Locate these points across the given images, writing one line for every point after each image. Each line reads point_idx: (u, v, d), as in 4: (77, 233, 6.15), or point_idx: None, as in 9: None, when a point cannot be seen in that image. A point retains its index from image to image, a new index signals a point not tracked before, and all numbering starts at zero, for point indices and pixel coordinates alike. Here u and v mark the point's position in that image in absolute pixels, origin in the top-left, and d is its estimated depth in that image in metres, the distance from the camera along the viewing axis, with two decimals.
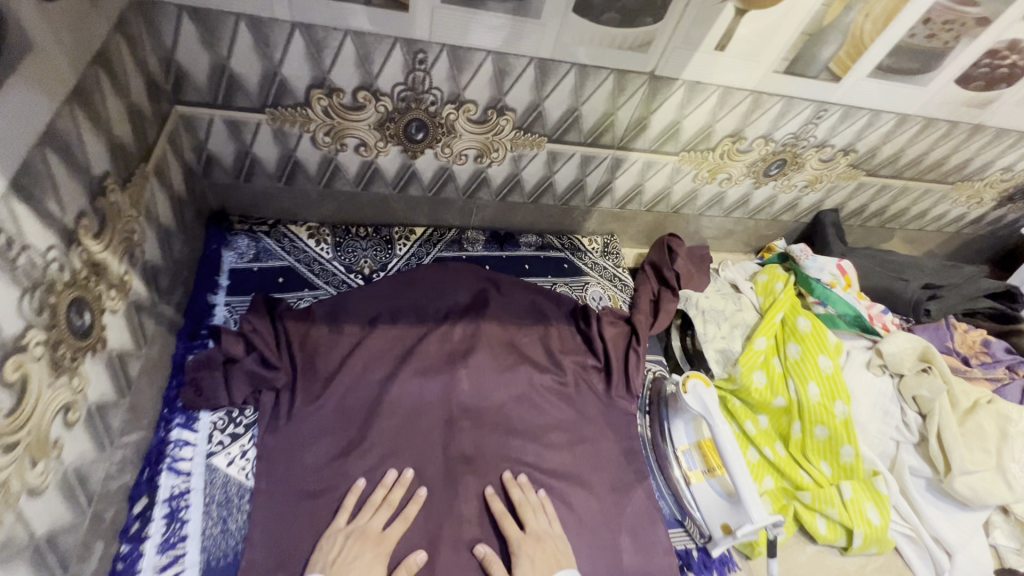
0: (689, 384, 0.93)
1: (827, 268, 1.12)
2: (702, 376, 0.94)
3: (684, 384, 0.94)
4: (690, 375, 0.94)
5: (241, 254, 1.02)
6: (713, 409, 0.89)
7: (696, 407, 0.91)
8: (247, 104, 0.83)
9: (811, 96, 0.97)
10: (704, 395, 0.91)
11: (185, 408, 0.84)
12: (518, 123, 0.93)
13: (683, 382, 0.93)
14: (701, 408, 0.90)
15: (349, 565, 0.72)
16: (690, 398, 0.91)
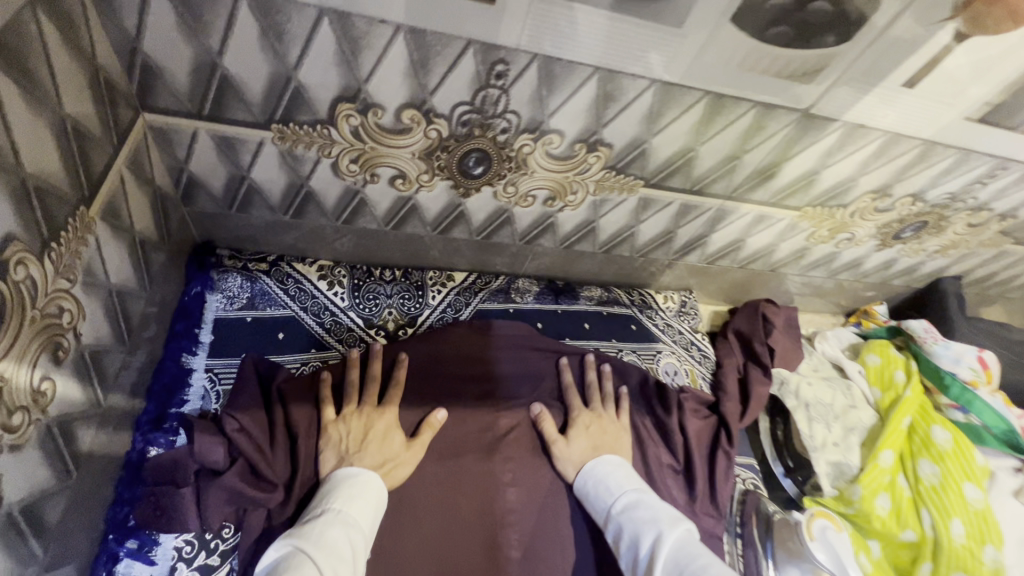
0: (814, 526, 0.74)
1: (965, 359, 0.90)
2: (829, 514, 0.76)
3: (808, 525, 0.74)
4: (815, 513, 0.75)
5: (231, 299, 0.76)
6: (849, 560, 0.72)
7: (823, 556, 0.72)
8: (245, 118, 0.59)
9: (995, 151, 0.73)
10: (835, 542, 0.73)
11: (137, 532, 0.59)
12: (611, 162, 0.69)
13: (808, 524, 0.74)
14: (832, 561, 0.71)
15: (364, 445, 0.68)
16: (817, 545, 0.72)
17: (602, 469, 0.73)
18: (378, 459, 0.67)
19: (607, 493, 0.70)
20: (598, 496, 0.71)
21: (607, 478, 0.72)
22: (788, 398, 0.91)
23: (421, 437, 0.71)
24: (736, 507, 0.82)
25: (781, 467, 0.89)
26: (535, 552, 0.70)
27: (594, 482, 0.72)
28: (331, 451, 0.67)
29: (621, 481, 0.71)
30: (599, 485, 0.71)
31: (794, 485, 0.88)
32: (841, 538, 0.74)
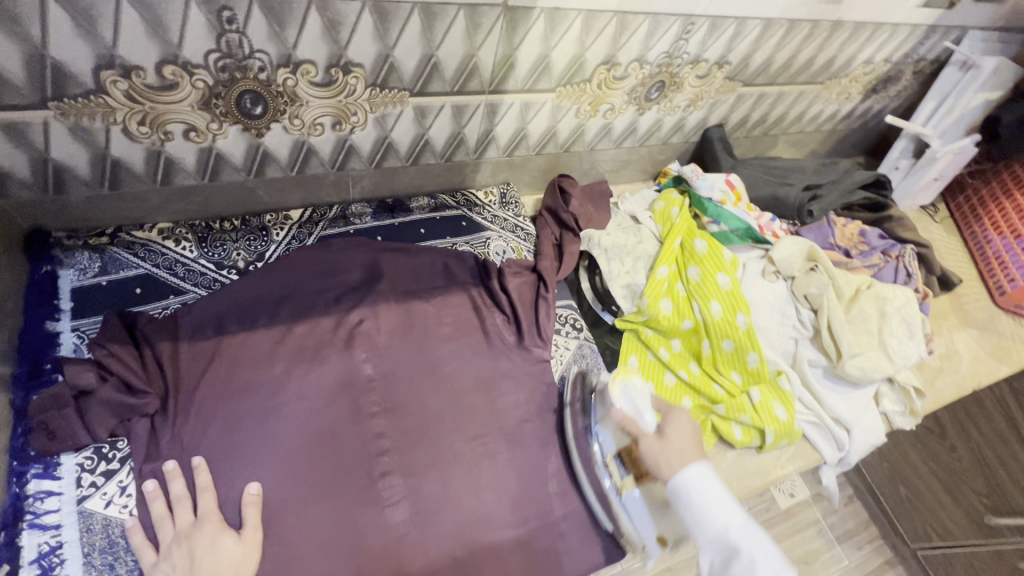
0: (618, 386, 0.91)
1: (717, 185, 1.14)
2: (633, 377, 0.93)
3: (613, 384, 0.92)
4: (619, 376, 0.92)
5: (84, 271, 0.87)
6: (644, 408, 0.87)
7: (626, 407, 0.89)
8: (20, 101, 0.67)
9: (675, 11, 0.93)
10: (635, 395, 0.90)
11: (41, 455, 0.72)
12: (371, 80, 0.83)
13: (614, 385, 0.91)
14: (634, 411, 0.88)
15: (231, 369, 0.84)
16: (620, 400, 0.89)
17: (705, 484, 0.75)
18: (246, 378, 0.84)
19: (711, 520, 0.72)
20: (701, 511, 0.73)
21: (704, 493, 0.74)
22: (593, 249, 1.12)
23: (280, 347, 0.88)
24: (568, 389, 0.96)
25: (603, 307, 1.11)
26: (396, 405, 0.89)
27: (695, 490, 0.74)
28: (201, 377, 0.83)
29: (723, 505, 0.73)
30: (702, 503, 0.73)
31: (613, 316, 1.11)
32: (642, 393, 0.90)
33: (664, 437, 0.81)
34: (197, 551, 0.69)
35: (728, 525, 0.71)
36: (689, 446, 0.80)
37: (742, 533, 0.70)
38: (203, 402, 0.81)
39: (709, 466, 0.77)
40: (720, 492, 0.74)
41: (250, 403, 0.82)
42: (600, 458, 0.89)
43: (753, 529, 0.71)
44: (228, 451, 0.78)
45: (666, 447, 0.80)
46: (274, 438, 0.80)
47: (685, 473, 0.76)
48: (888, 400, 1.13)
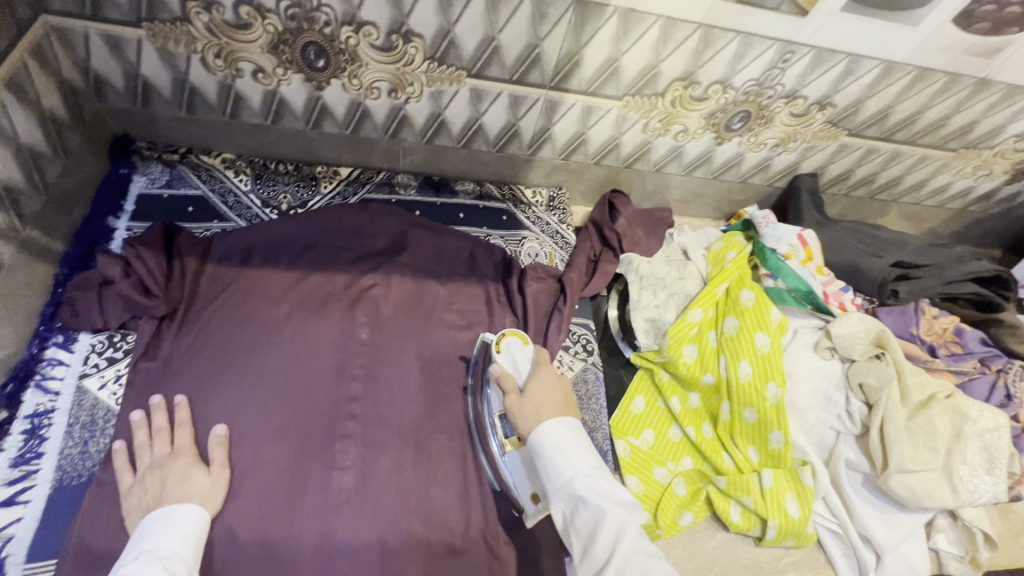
0: (502, 341, 0.86)
1: (786, 237, 1.01)
2: (520, 334, 0.87)
3: (499, 343, 0.86)
4: (506, 333, 0.86)
5: (153, 180, 0.97)
6: (522, 364, 0.83)
7: (507, 365, 0.84)
8: (121, 17, 0.77)
9: (771, 34, 0.84)
10: (516, 353, 0.85)
11: (64, 328, 0.80)
12: (429, 53, 0.84)
13: (497, 342, 0.86)
14: (512, 368, 0.83)
15: (240, 301, 0.89)
16: (501, 357, 0.84)
17: (559, 437, 0.69)
18: (250, 312, 0.88)
19: (558, 473, 0.67)
20: (552, 467, 0.67)
21: (558, 449, 0.68)
22: (629, 273, 1.04)
23: (291, 292, 0.92)
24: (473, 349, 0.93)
25: (623, 338, 1.04)
26: (376, 374, 0.89)
27: (549, 445, 0.69)
28: (213, 304, 0.88)
29: (576, 458, 0.67)
30: (554, 458, 0.68)
31: (631, 349, 1.03)
32: (525, 352, 0.85)
33: (523, 395, 0.76)
34: (168, 479, 0.70)
35: (575, 477, 0.66)
36: (550, 403, 0.74)
37: (591, 481, 0.66)
38: (207, 322, 0.86)
39: (567, 420, 0.71)
40: (577, 442, 0.69)
41: (247, 334, 0.86)
42: (488, 418, 0.86)
43: (605, 477, 0.67)
44: (212, 374, 0.82)
45: (525, 403, 0.75)
46: (256, 374, 0.83)
47: (539, 429, 0.71)
48: (944, 538, 0.91)
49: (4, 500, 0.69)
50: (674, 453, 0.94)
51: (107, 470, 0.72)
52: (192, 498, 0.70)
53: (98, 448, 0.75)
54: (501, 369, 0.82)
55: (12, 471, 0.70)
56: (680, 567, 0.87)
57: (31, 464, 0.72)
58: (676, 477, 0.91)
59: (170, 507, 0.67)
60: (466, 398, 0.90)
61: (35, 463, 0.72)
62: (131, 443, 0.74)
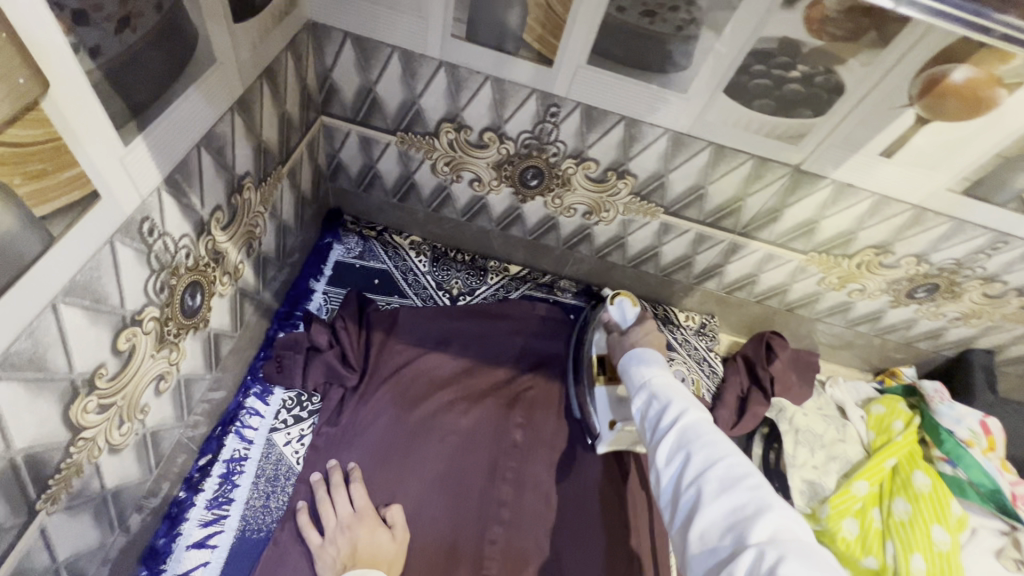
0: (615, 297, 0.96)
1: (966, 421, 0.95)
2: (632, 296, 0.96)
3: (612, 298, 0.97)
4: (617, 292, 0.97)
5: (348, 250, 1.07)
6: (629, 314, 0.92)
7: (615, 316, 0.94)
8: (382, 125, 0.88)
9: (989, 224, 0.83)
10: (626, 307, 0.93)
11: (264, 380, 0.88)
12: (636, 189, 0.89)
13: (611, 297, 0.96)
14: (619, 317, 0.93)
15: (412, 377, 0.94)
16: (612, 309, 0.94)
17: (651, 357, 0.72)
18: (420, 390, 0.93)
19: (642, 373, 0.69)
20: (636, 373, 0.70)
21: (641, 365, 0.71)
22: (781, 422, 1.02)
23: (456, 378, 0.96)
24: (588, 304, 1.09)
25: (766, 487, 0.98)
26: (526, 479, 0.89)
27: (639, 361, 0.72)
28: (390, 377, 0.93)
29: (657, 371, 0.69)
30: (640, 367, 0.71)
31: None
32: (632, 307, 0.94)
33: (624, 333, 0.86)
34: (359, 542, 0.72)
35: (655, 377, 0.67)
36: (645, 337, 0.82)
37: (661, 385, 0.66)
38: (383, 394, 0.91)
39: (654, 351, 0.75)
40: (662, 365, 0.71)
41: (414, 412, 0.90)
42: (585, 360, 0.95)
43: (682, 385, 0.66)
44: (382, 447, 0.86)
45: (623, 339, 0.84)
46: (419, 456, 0.86)
47: (632, 350, 0.76)
48: None
49: (196, 541, 0.74)
50: None
51: (283, 530, 0.76)
52: (381, 563, 0.71)
53: (274, 508, 0.80)
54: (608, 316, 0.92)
55: (206, 513, 0.76)
56: None
57: (222, 509, 0.77)
58: None
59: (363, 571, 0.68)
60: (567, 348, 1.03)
61: (225, 509, 0.78)
62: (311, 505, 0.79)
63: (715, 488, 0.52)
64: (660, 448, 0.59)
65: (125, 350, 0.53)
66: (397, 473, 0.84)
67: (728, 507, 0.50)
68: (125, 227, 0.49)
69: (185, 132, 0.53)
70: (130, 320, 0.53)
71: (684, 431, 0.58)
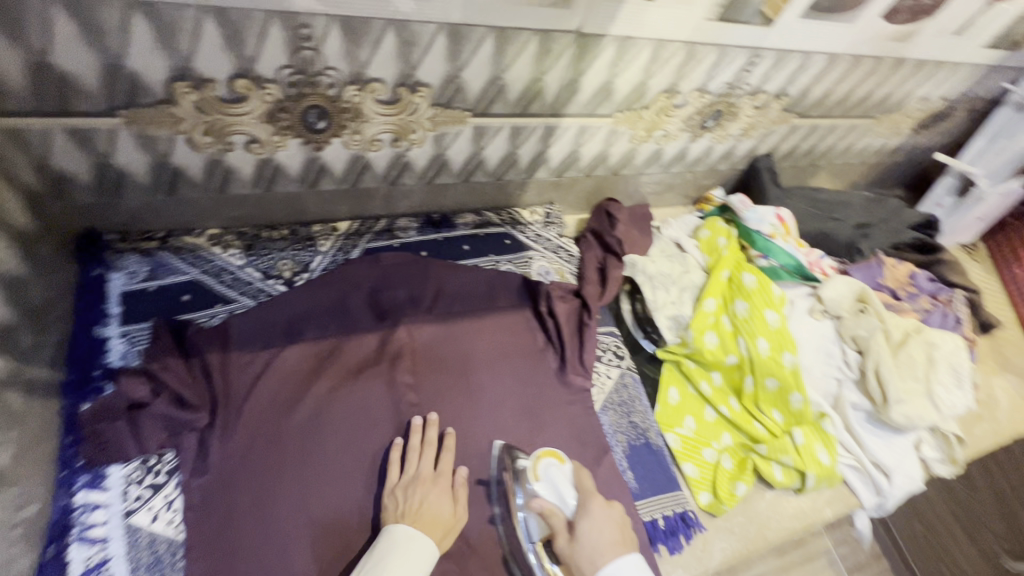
0: (540, 468, 0.82)
1: (767, 219, 1.13)
2: (557, 453, 0.84)
3: (535, 468, 0.82)
4: (541, 455, 0.83)
5: (132, 275, 0.86)
6: (565, 492, 0.79)
7: (549, 495, 0.80)
8: (91, 108, 0.67)
9: (744, 43, 0.92)
10: (557, 477, 0.81)
11: (88, 466, 0.71)
12: (435, 99, 0.81)
13: (535, 470, 0.81)
14: (555, 497, 0.79)
15: (275, 382, 0.84)
16: (542, 486, 0.80)
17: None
18: (293, 391, 0.84)
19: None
20: None
21: None
22: (637, 275, 1.11)
23: (327, 363, 0.88)
24: (492, 464, 0.86)
25: (642, 334, 1.11)
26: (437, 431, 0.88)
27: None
28: (251, 394, 0.82)
29: None
30: None
31: (653, 344, 1.10)
32: (564, 474, 0.82)
33: (575, 539, 0.73)
34: (426, 501, 0.76)
35: None
36: (605, 543, 0.72)
37: None
38: (249, 414, 0.80)
39: (631, 560, 0.69)
40: None
41: (295, 417, 0.82)
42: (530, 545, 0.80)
43: None
44: (275, 468, 0.77)
45: (580, 551, 0.71)
46: (319, 457, 0.80)
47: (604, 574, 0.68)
48: (928, 446, 1.09)
49: None
50: (713, 432, 1.03)
51: None
52: (437, 529, 0.73)
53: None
54: (545, 502, 0.77)
55: None
56: (744, 533, 0.96)
57: None
58: (722, 453, 1.00)
59: (417, 534, 0.70)
60: (495, 528, 0.82)
61: None
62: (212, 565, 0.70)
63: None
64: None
65: None
66: (304, 486, 0.77)
67: None
68: None
69: None
70: None
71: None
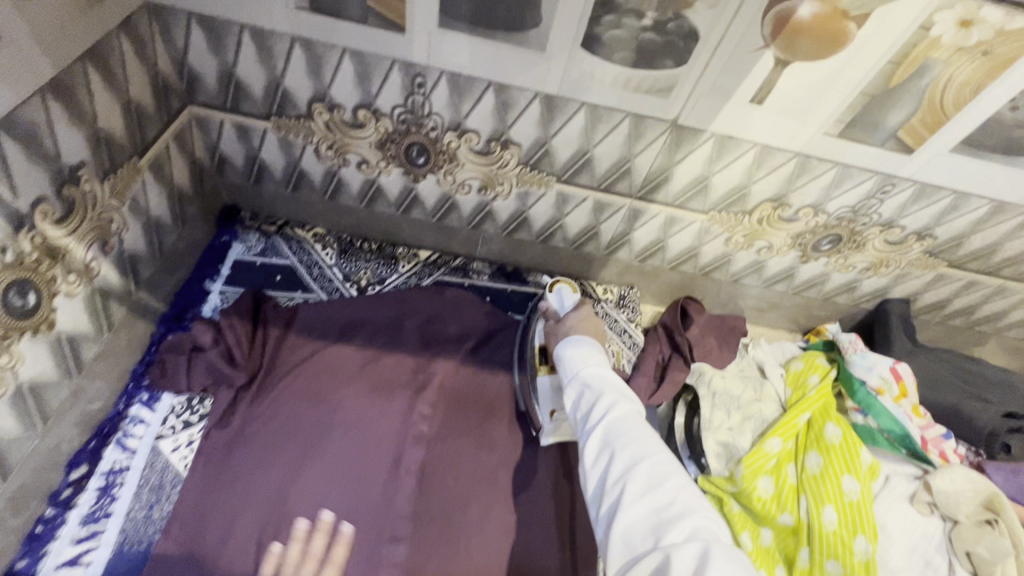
0: (554, 286, 0.97)
1: (877, 368, 0.94)
2: (570, 284, 0.98)
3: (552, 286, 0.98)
4: (558, 279, 0.98)
5: (249, 248, 1.03)
6: (567, 300, 0.92)
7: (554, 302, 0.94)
8: (254, 111, 0.84)
9: (873, 166, 0.82)
10: (565, 294, 0.94)
11: (150, 386, 0.84)
12: (523, 159, 0.87)
13: (551, 285, 0.97)
14: (557, 304, 0.93)
15: (314, 374, 0.91)
16: (550, 296, 0.95)
17: (581, 343, 0.72)
18: (323, 386, 0.90)
19: (572, 364, 0.69)
20: (567, 360, 0.70)
21: (575, 350, 0.71)
22: (701, 386, 1.00)
23: (362, 376, 0.93)
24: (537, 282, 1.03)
25: (689, 454, 0.96)
26: (430, 474, 0.87)
27: (569, 346, 0.72)
28: (285, 378, 0.89)
29: (589, 358, 0.68)
30: (571, 354, 0.70)
31: (697, 469, 0.95)
32: (572, 294, 0.94)
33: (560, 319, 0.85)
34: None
35: (582, 368, 0.67)
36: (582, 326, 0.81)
37: (591, 379, 0.65)
38: (278, 392, 0.88)
39: (591, 336, 0.74)
40: (599, 353, 0.70)
41: (313, 410, 0.87)
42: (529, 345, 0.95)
43: (612, 374, 0.66)
44: (272, 453, 0.82)
45: (559, 328, 0.83)
46: (314, 460, 0.83)
47: (566, 338, 0.74)
48: None
49: (68, 560, 0.71)
50: None
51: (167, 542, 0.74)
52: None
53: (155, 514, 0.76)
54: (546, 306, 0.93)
55: (80, 529, 0.72)
56: None
57: (98, 523, 0.74)
58: None
59: None
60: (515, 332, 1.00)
61: (102, 523, 0.74)
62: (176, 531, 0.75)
63: (638, 488, 0.54)
64: (589, 445, 0.60)
65: None
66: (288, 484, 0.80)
67: (648, 506, 0.53)
68: None
69: None
70: None
71: (614, 422, 0.59)
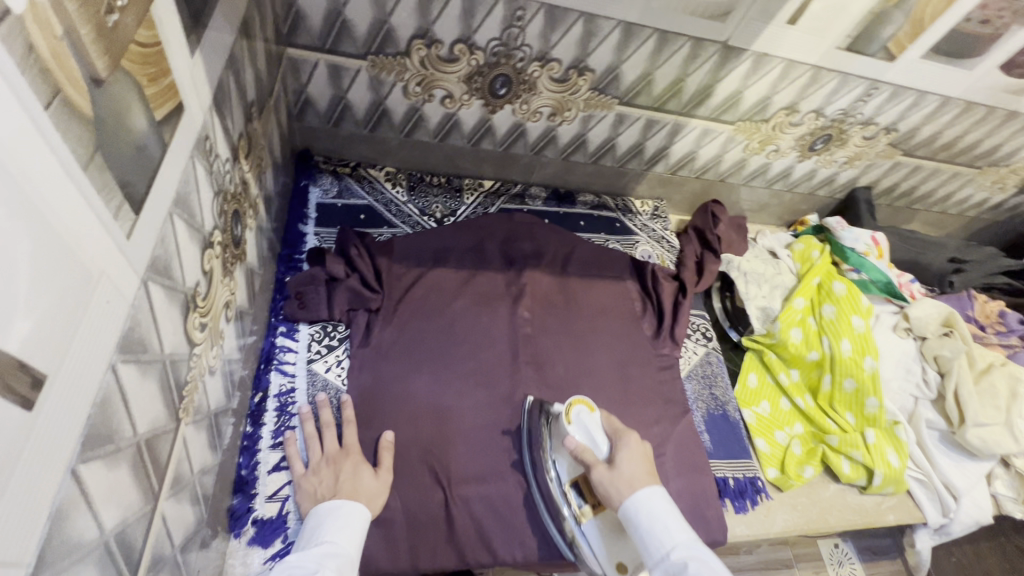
0: (572, 412, 0.82)
1: (862, 239, 1.23)
2: (586, 401, 0.84)
3: (568, 413, 0.82)
4: (573, 401, 0.83)
5: (326, 191, 1.08)
6: (597, 436, 0.79)
7: (580, 435, 0.80)
8: (353, 50, 0.89)
9: (865, 74, 1.05)
10: (588, 421, 0.80)
11: (288, 319, 0.92)
12: (595, 84, 1.00)
13: (567, 413, 0.82)
14: (587, 440, 0.79)
15: (426, 292, 1.02)
16: (574, 429, 0.80)
17: (656, 502, 0.68)
18: (437, 301, 1.01)
19: (659, 537, 0.65)
20: (649, 534, 0.66)
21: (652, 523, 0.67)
22: (732, 270, 1.21)
23: (467, 289, 1.05)
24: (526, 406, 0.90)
25: (730, 325, 1.22)
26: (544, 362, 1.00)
27: (644, 512, 0.68)
28: (404, 296, 0.99)
29: (677, 533, 0.65)
30: (651, 525, 0.67)
31: (738, 334, 1.21)
32: (594, 418, 0.81)
33: (614, 466, 0.73)
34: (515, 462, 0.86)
35: (675, 547, 0.64)
36: (641, 472, 0.72)
37: (689, 555, 0.62)
38: (403, 309, 0.98)
39: (665, 498, 0.70)
40: (680, 522, 0.67)
41: (437, 321, 0.99)
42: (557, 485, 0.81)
43: (705, 554, 0.64)
44: (415, 358, 0.93)
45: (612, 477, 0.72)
46: (448, 362, 0.95)
47: (634, 500, 0.69)
48: (1001, 483, 1.11)
49: (274, 465, 0.79)
50: (786, 419, 1.12)
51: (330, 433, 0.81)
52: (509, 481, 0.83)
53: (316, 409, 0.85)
54: (577, 444, 0.77)
55: (275, 441, 0.81)
56: (806, 513, 1.03)
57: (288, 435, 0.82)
58: (792, 439, 1.08)
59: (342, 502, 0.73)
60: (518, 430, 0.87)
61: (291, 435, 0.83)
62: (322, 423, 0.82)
63: None
64: None
65: (209, 270, 0.57)
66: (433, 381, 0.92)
67: None
68: (202, 145, 0.52)
69: (219, 56, 0.55)
70: (209, 241, 0.56)
71: None
